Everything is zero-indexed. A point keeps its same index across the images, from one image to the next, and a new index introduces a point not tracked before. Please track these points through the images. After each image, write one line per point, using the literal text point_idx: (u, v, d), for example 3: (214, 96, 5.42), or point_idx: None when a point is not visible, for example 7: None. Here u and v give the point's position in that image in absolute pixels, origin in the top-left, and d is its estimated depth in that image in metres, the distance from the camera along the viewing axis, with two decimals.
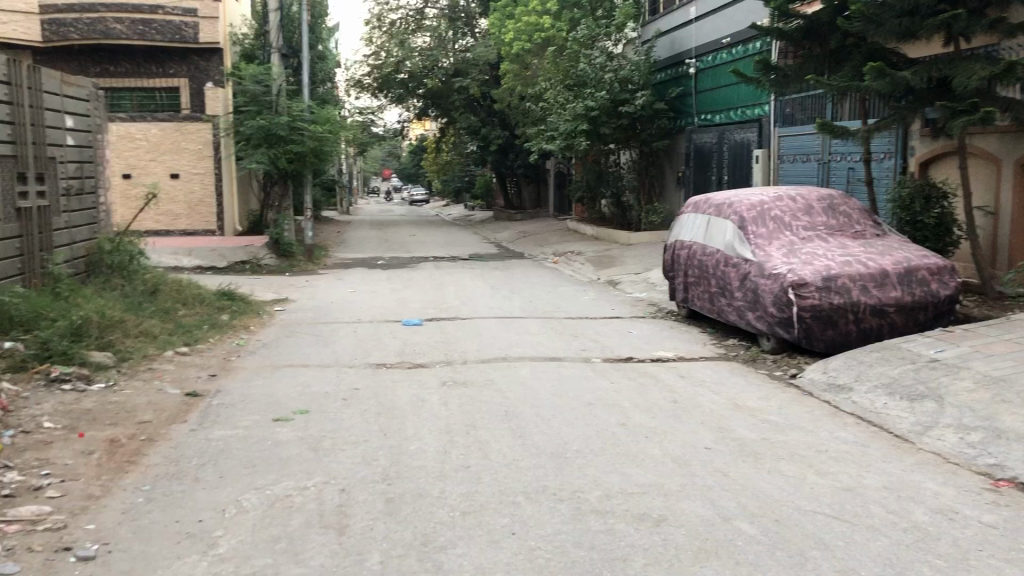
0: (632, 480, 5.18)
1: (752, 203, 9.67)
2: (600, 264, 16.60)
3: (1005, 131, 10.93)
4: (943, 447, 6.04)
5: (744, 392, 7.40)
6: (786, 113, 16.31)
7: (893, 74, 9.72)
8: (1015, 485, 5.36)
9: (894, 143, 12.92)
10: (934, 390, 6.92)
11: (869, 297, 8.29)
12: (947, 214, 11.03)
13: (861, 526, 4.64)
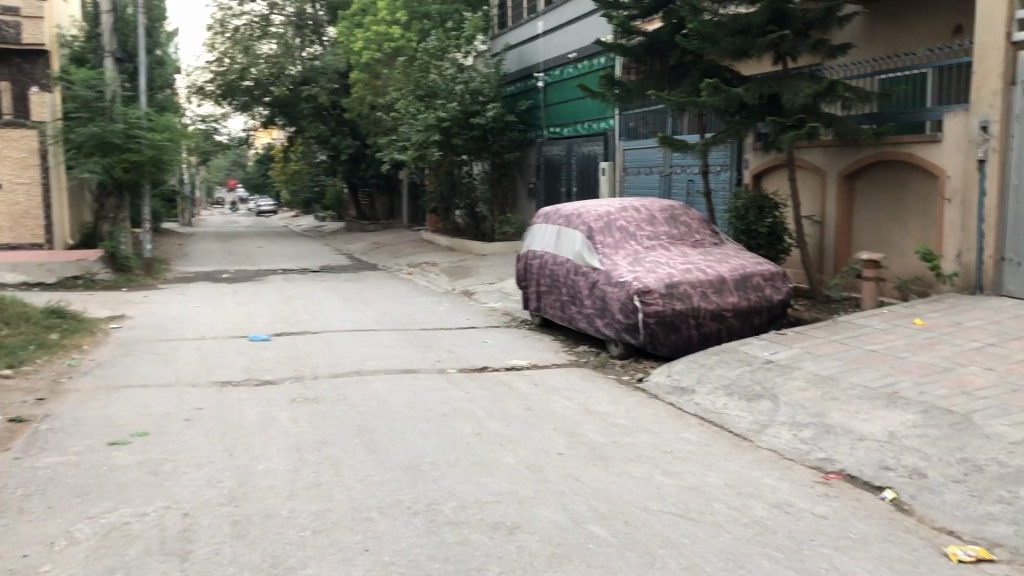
0: (486, 490, 5.19)
1: (599, 214, 9.94)
2: (454, 274, 16.63)
3: (828, 146, 11.72)
4: (779, 444, 6.37)
5: (594, 397, 7.57)
6: (630, 126, 16.88)
7: (727, 90, 10.23)
8: (843, 477, 5.72)
9: (730, 157, 13.59)
10: (770, 390, 7.29)
11: (708, 302, 8.68)
12: (778, 223, 11.70)
13: (704, 524, 4.83)
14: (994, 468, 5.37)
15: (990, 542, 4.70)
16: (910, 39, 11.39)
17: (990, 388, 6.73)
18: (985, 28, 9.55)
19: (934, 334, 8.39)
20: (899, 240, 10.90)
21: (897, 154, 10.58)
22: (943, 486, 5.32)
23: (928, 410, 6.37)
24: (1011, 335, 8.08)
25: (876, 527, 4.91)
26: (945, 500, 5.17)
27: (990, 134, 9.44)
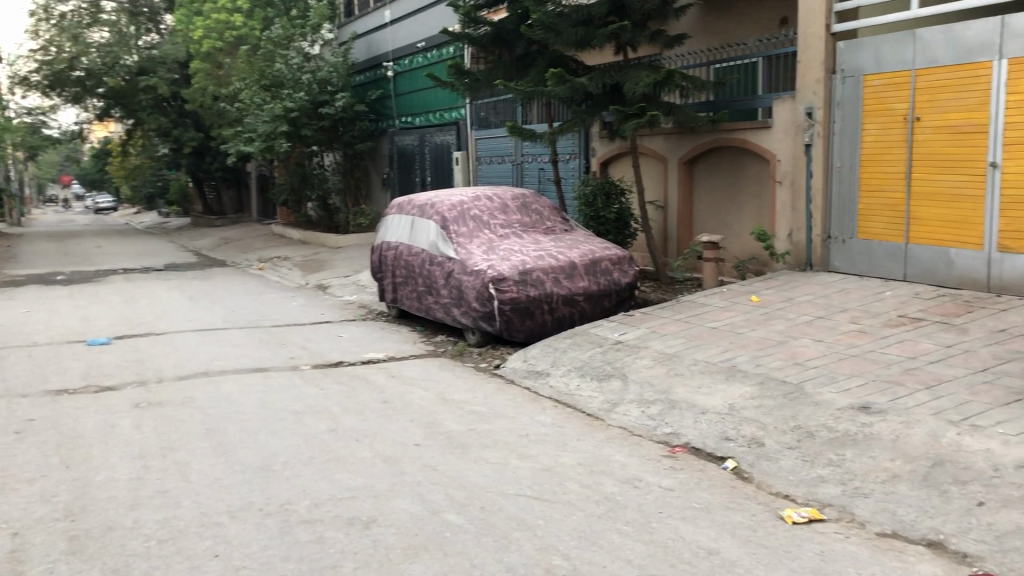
0: (341, 486, 5.13)
1: (452, 203, 9.95)
2: (307, 268, 16.31)
3: (669, 133, 12.17)
4: (628, 421, 6.59)
5: (450, 386, 7.61)
6: (480, 116, 17.00)
7: (572, 80, 10.46)
8: (688, 450, 5.99)
9: (577, 145, 13.88)
10: (619, 369, 7.54)
11: (560, 288, 8.87)
12: (625, 209, 12.07)
13: (558, 504, 4.95)
14: (824, 433, 5.75)
15: (821, 502, 5.03)
16: (740, 30, 11.97)
17: (819, 357, 7.19)
18: (806, 20, 10.14)
19: (770, 309, 8.89)
20: (735, 222, 11.46)
21: (732, 140, 11.11)
22: (779, 452, 5.65)
23: (764, 381, 6.75)
24: (837, 308, 8.65)
25: (718, 495, 5.16)
26: (781, 466, 5.50)
27: (815, 120, 10.06)
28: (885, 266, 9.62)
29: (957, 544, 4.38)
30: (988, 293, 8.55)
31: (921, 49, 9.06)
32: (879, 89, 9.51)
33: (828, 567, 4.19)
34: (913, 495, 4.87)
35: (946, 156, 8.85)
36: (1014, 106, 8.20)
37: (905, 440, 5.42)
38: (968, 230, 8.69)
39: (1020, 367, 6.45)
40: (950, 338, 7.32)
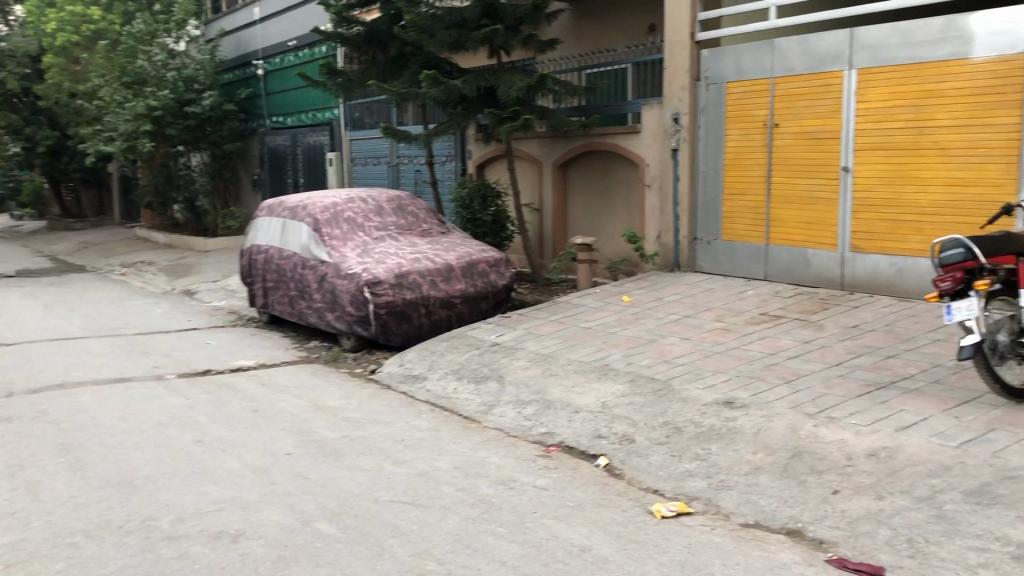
0: (207, 499, 4.95)
1: (325, 205, 9.77)
2: (173, 273, 15.70)
3: (543, 137, 12.34)
4: (504, 422, 6.62)
5: (324, 393, 7.47)
6: (354, 116, 16.77)
7: (446, 83, 10.45)
8: (562, 449, 6.07)
9: (454, 147, 13.88)
10: (496, 371, 7.57)
11: (436, 291, 8.83)
12: (501, 211, 12.13)
13: (432, 508, 4.92)
14: (690, 428, 5.94)
15: (688, 496, 5.18)
16: (610, 36, 12.24)
17: (687, 355, 7.42)
18: (671, 28, 10.45)
19: (640, 309, 9.12)
20: (608, 224, 11.71)
21: (603, 144, 11.35)
22: (649, 448, 5.80)
23: (635, 379, 6.92)
24: (703, 306, 8.97)
25: (591, 493, 5.25)
26: (650, 461, 5.64)
27: (681, 125, 10.39)
28: (747, 266, 10.02)
29: (814, 531, 4.59)
30: (842, 291, 9.01)
31: (778, 58, 9.48)
32: (741, 96, 9.90)
33: (695, 559, 4.32)
34: (774, 486, 5.08)
35: (803, 161, 9.29)
36: (863, 114, 8.69)
37: (766, 433, 5.67)
38: (823, 231, 9.14)
39: (871, 361, 6.83)
40: (807, 334, 7.69)
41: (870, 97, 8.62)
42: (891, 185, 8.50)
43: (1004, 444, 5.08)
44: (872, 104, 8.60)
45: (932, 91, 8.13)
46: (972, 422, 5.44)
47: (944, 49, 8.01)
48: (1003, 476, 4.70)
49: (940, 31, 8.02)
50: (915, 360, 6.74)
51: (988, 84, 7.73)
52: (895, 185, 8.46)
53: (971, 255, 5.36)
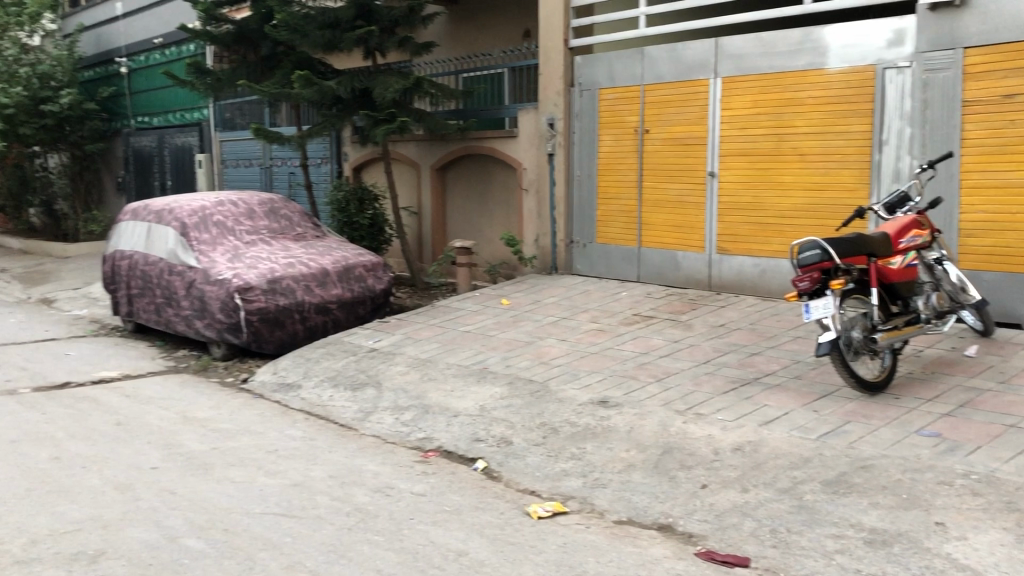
0: (64, 519, 4.69)
1: (193, 209, 9.42)
2: (29, 281, 14.83)
3: (421, 140, 12.31)
4: (381, 429, 6.53)
5: (193, 404, 7.19)
6: (225, 117, 16.26)
7: (320, 83, 10.30)
8: (440, 453, 6.03)
9: (329, 149, 13.65)
10: (373, 377, 7.48)
11: (311, 296, 8.66)
12: (379, 215, 11.99)
13: (306, 519, 4.81)
14: (566, 428, 6.03)
15: (564, 495, 5.24)
16: (486, 40, 12.31)
17: (564, 356, 7.52)
18: (545, 34, 10.60)
19: (518, 311, 9.19)
20: (486, 227, 11.78)
21: (480, 148, 11.42)
22: (525, 450, 5.84)
23: (512, 381, 6.97)
24: (579, 308, 9.11)
25: (468, 497, 5.25)
26: (527, 463, 5.67)
27: (556, 130, 10.56)
28: (621, 268, 10.24)
29: (684, 525, 4.71)
30: (710, 291, 9.32)
31: (648, 66, 9.74)
32: (613, 102, 10.13)
33: (570, 558, 4.38)
34: (646, 482, 5.20)
35: (672, 166, 9.58)
36: (728, 120, 9.03)
37: (638, 431, 5.81)
38: (692, 234, 9.44)
39: (737, 358, 7.09)
40: (678, 333, 7.92)
41: (734, 105, 8.97)
42: (754, 190, 8.86)
43: (858, 434, 5.37)
44: (737, 111, 8.95)
45: (791, 99, 8.52)
46: (829, 415, 5.72)
47: (801, 59, 8.41)
48: (857, 465, 4.97)
49: (798, 42, 8.41)
50: (777, 357, 7.03)
51: (841, 93, 8.15)
52: (757, 190, 8.82)
53: (827, 256, 5.63)
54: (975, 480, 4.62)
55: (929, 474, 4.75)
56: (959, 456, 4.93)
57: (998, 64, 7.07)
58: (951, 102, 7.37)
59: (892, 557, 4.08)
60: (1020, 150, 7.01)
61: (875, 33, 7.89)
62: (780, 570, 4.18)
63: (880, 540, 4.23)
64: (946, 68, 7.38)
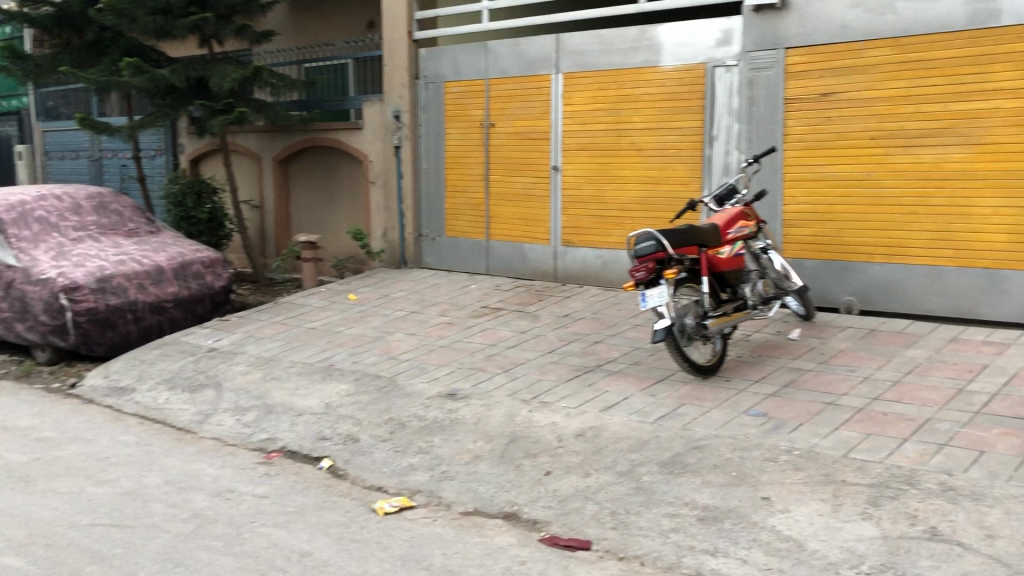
0: None
1: (11, 204, 8.80)
2: None
3: (261, 131, 11.98)
4: (222, 431, 6.31)
5: (14, 413, 6.72)
6: (48, 105, 15.23)
7: (151, 71, 9.84)
8: (284, 454, 5.88)
9: (163, 140, 13.06)
10: (213, 378, 7.21)
11: (146, 295, 8.27)
12: (218, 208, 11.56)
13: (139, 528, 4.59)
14: (413, 423, 6.01)
15: (412, 490, 5.22)
16: (329, 31, 12.08)
17: (412, 350, 7.49)
18: (389, 25, 10.51)
19: (365, 307, 9.08)
20: (332, 221, 11.61)
21: (325, 139, 11.27)
22: (372, 446, 5.78)
23: (359, 377, 6.88)
24: (428, 302, 9.09)
25: (312, 496, 5.14)
26: (373, 459, 5.61)
27: (402, 123, 10.51)
28: (469, 261, 10.29)
29: (528, 512, 4.79)
30: (556, 282, 9.50)
31: (491, 60, 9.81)
32: (458, 96, 10.15)
33: (416, 552, 4.37)
34: (492, 472, 5.26)
35: (517, 160, 9.70)
36: (570, 115, 9.23)
37: (485, 422, 5.87)
38: (537, 227, 9.60)
39: (580, 347, 7.27)
40: (525, 324, 8.04)
41: (576, 100, 9.17)
42: (595, 183, 9.10)
43: (692, 416, 5.62)
44: (578, 106, 9.15)
45: (628, 95, 8.79)
46: (666, 399, 5.96)
47: (637, 57, 8.69)
48: (691, 446, 5.20)
49: (634, 40, 8.69)
50: (618, 345, 7.26)
51: (675, 91, 8.48)
52: (598, 183, 9.07)
53: (660, 247, 5.85)
54: (797, 456, 4.92)
55: (756, 452, 5.03)
56: (783, 434, 5.24)
57: (815, 65, 7.53)
58: (774, 100, 7.78)
59: (723, 532, 4.29)
60: (836, 145, 7.50)
61: (705, 32, 8.25)
62: (620, 550, 4.31)
63: (712, 516, 4.44)
64: (769, 68, 7.79)
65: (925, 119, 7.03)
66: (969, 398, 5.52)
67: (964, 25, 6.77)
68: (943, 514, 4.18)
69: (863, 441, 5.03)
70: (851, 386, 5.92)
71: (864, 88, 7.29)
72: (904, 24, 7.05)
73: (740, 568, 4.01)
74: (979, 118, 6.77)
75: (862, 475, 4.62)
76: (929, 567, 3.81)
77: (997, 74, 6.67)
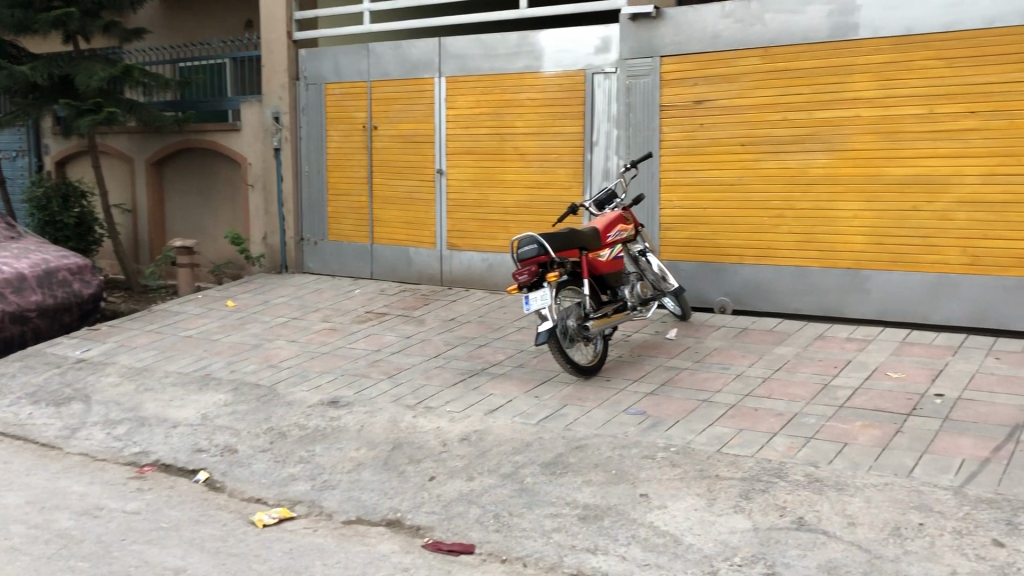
0: None
1: None
2: None
3: (133, 132, 11.53)
4: (90, 446, 6.01)
5: None
6: None
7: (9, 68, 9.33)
8: (157, 468, 5.65)
9: (26, 141, 12.40)
10: (81, 391, 6.87)
11: (6, 304, 7.84)
12: (87, 212, 11.08)
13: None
14: (294, 432, 5.89)
15: (292, 500, 5.10)
16: (205, 29, 11.73)
17: (293, 358, 7.33)
18: (267, 25, 10.29)
19: (245, 313, 8.84)
20: (209, 226, 11.30)
21: (201, 141, 10.93)
22: (251, 457, 5.62)
23: (238, 387, 6.69)
24: (310, 307, 8.93)
25: (187, 511, 4.97)
26: (252, 470, 5.46)
27: (282, 125, 10.30)
28: (353, 265, 10.15)
29: (412, 519, 4.75)
30: (441, 286, 9.48)
31: (373, 63, 9.72)
32: (339, 98, 10.02)
33: (295, 563, 4.28)
34: (375, 480, 5.20)
35: (400, 163, 9.64)
36: (453, 119, 9.24)
37: (368, 429, 5.80)
38: (422, 230, 9.56)
39: (465, 351, 7.27)
40: (409, 329, 7.99)
41: (458, 104, 9.18)
42: (479, 187, 9.14)
43: (574, 417, 5.70)
44: (461, 110, 9.17)
45: (511, 100, 8.86)
46: (548, 400, 6.03)
47: (518, 62, 8.77)
48: (572, 446, 5.27)
49: (515, 45, 8.77)
50: (503, 348, 7.30)
51: (556, 96, 8.60)
52: (482, 187, 9.11)
53: (543, 251, 5.93)
54: (673, 452, 5.06)
55: (634, 450, 5.14)
56: (661, 431, 5.38)
57: (689, 73, 7.77)
58: (651, 107, 7.99)
59: (603, 530, 4.37)
60: (709, 151, 7.76)
61: (584, 40, 8.40)
62: (503, 553, 4.33)
63: (593, 515, 4.52)
64: (646, 75, 7.99)
65: (791, 126, 7.35)
66: (833, 392, 5.80)
67: (827, 37, 7.12)
68: (809, 504, 4.37)
69: (735, 437, 5.22)
70: (725, 383, 6.14)
71: (735, 96, 7.56)
72: (772, 34, 7.35)
73: (619, 565, 4.08)
74: (841, 125, 7.13)
75: (734, 470, 4.79)
76: (797, 556, 3.97)
77: (857, 84, 7.04)
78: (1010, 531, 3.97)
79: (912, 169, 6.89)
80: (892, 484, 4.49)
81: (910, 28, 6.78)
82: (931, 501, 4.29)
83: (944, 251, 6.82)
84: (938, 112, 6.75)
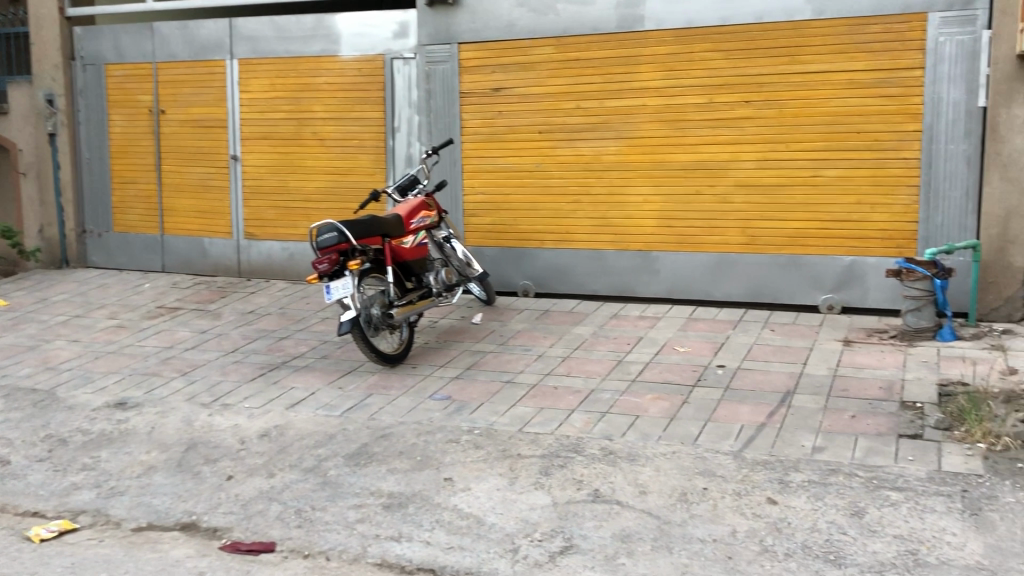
0: None
1: None
2: None
3: None
4: None
5: None
6: None
7: None
8: None
9: None
10: None
11: None
12: None
13: None
14: (76, 438, 5.48)
15: (74, 511, 4.73)
16: None
17: (74, 359, 6.83)
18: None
19: (18, 313, 8.13)
20: None
21: None
22: (26, 468, 5.18)
23: (11, 393, 6.15)
24: (95, 304, 8.34)
25: None
26: (28, 482, 5.03)
27: (57, 108, 9.54)
28: (143, 258, 9.58)
29: (208, 521, 4.54)
30: (240, 277, 9.12)
31: (158, 43, 9.18)
32: (122, 80, 9.40)
33: None
34: (167, 483, 4.93)
35: (192, 149, 9.18)
36: (248, 103, 8.88)
37: (159, 431, 5.50)
38: (218, 220, 9.15)
39: (264, 344, 7.04)
40: (205, 324, 7.64)
41: (252, 87, 8.85)
42: (277, 173, 8.85)
43: (378, 406, 5.65)
44: (256, 94, 8.83)
45: (308, 84, 8.63)
46: (352, 390, 5.94)
47: (315, 45, 8.56)
48: (377, 435, 5.23)
49: (311, 28, 8.55)
50: (305, 340, 7.12)
51: (354, 81, 8.46)
52: (281, 173, 8.83)
53: (343, 238, 5.84)
54: (477, 435, 5.13)
55: (438, 435, 5.17)
56: (464, 415, 5.43)
57: (486, 60, 7.85)
58: (450, 94, 8.02)
59: (407, 517, 4.36)
60: (509, 138, 7.89)
61: (381, 24, 8.32)
62: (305, 548, 4.23)
63: (397, 503, 4.50)
64: (445, 61, 8.00)
65: (584, 114, 7.60)
66: (626, 368, 6.08)
67: (615, 28, 7.40)
68: (604, 476, 4.56)
69: (536, 415, 5.35)
70: (526, 364, 6.28)
71: (532, 84, 7.73)
72: (564, 24, 7.55)
73: (423, 550, 4.09)
74: (630, 114, 7.45)
75: (535, 448, 4.92)
76: (593, 527, 4.14)
77: (644, 74, 7.37)
78: (782, 489, 4.31)
79: (695, 156, 7.30)
80: (679, 452, 4.76)
81: (690, 22, 7.16)
82: (714, 465, 4.58)
83: (724, 232, 7.30)
84: (716, 102, 7.18)
